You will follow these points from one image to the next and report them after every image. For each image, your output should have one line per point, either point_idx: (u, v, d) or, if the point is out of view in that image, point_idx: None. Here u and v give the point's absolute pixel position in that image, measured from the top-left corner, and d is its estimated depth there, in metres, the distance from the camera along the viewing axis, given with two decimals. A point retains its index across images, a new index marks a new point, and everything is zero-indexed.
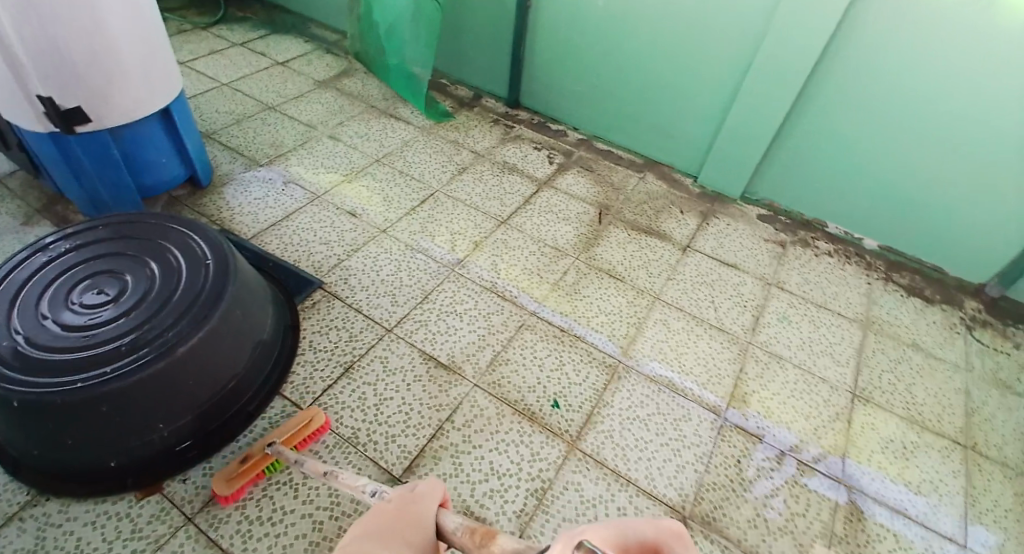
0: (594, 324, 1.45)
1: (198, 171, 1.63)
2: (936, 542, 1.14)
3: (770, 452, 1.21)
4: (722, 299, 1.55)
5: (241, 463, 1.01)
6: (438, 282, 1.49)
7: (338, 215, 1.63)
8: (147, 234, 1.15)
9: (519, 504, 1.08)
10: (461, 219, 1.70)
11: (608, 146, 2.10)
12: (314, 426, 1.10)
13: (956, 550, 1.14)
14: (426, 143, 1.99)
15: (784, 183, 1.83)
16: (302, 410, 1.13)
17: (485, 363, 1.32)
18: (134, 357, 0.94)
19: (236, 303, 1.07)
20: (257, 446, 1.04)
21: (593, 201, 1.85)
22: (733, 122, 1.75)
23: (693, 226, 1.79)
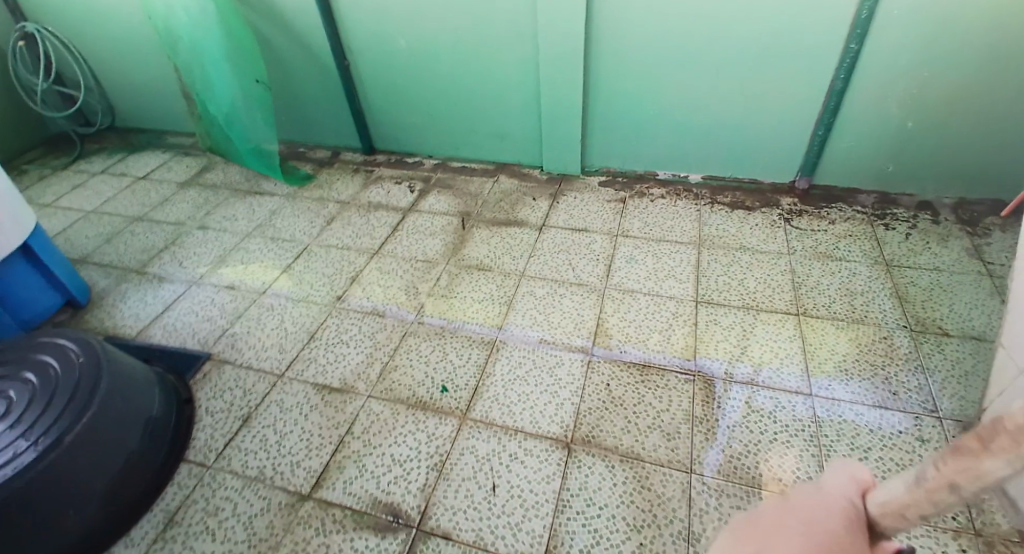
0: (470, 314, 1.61)
1: (75, 294, 1.70)
2: (782, 397, 1.33)
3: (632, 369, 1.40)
4: (577, 259, 1.74)
5: None
6: (323, 321, 1.63)
7: (218, 290, 1.74)
8: (18, 353, 1.24)
9: (422, 480, 1.21)
10: (336, 263, 1.85)
11: (462, 162, 2.30)
12: None
13: (802, 399, 1.33)
14: (294, 207, 2.14)
15: (609, 148, 2.08)
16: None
17: (376, 374, 1.46)
18: (22, 458, 1.03)
19: (116, 386, 1.18)
20: None
21: (454, 211, 2.03)
22: (546, 111, 1.99)
23: (545, 207, 1.98)
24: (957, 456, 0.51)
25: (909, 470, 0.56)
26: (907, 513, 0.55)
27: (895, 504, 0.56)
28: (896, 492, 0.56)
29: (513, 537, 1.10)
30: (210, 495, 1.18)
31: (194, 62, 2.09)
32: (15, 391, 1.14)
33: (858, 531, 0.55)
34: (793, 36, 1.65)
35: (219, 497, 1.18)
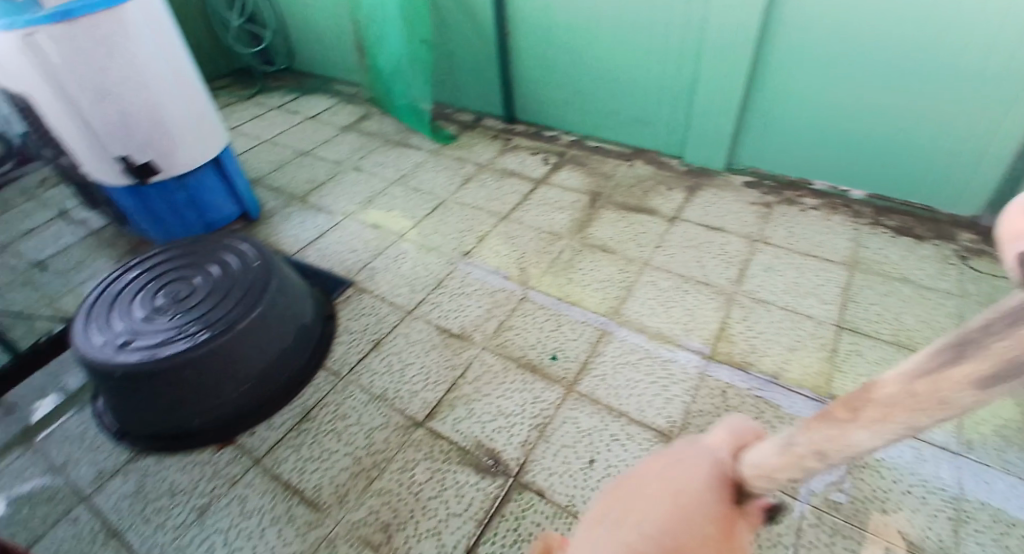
0: (587, 293, 1.59)
1: (249, 207, 1.94)
2: (926, 451, 1.18)
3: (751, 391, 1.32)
4: (708, 258, 1.65)
5: None
6: (450, 271, 1.72)
7: (364, 228, 1.93)
8: (209, 248, 1.49)
9: (524, 436, 1.26)
10: (468, 220, 1.93)
11: (599, 142, 2.26)
12: None
13: (952, 458, 1.17)
14: (437, 163, 2.25)
15: (761, 150, 1.95)
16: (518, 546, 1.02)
17: (492, 330, 1.52)
18: (204, 335, 1.25)
19: (280, 291, 1.37)
20: None
21: (585, 190, 1.98)
22: (701, 103, 1.90)
23: (680, 199, 1.90)
24: (823, 422, 0.44)
25: (778, 433, 0.48)
26: (781, 476, 0.45)
27: (761, 468, 0.47)
28: (766, 456, 0.46)
29: None
30: (341, 402, 1.37)
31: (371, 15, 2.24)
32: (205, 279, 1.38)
33: (717, 501, 0.48)
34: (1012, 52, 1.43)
35: (348, 404, 1.37)
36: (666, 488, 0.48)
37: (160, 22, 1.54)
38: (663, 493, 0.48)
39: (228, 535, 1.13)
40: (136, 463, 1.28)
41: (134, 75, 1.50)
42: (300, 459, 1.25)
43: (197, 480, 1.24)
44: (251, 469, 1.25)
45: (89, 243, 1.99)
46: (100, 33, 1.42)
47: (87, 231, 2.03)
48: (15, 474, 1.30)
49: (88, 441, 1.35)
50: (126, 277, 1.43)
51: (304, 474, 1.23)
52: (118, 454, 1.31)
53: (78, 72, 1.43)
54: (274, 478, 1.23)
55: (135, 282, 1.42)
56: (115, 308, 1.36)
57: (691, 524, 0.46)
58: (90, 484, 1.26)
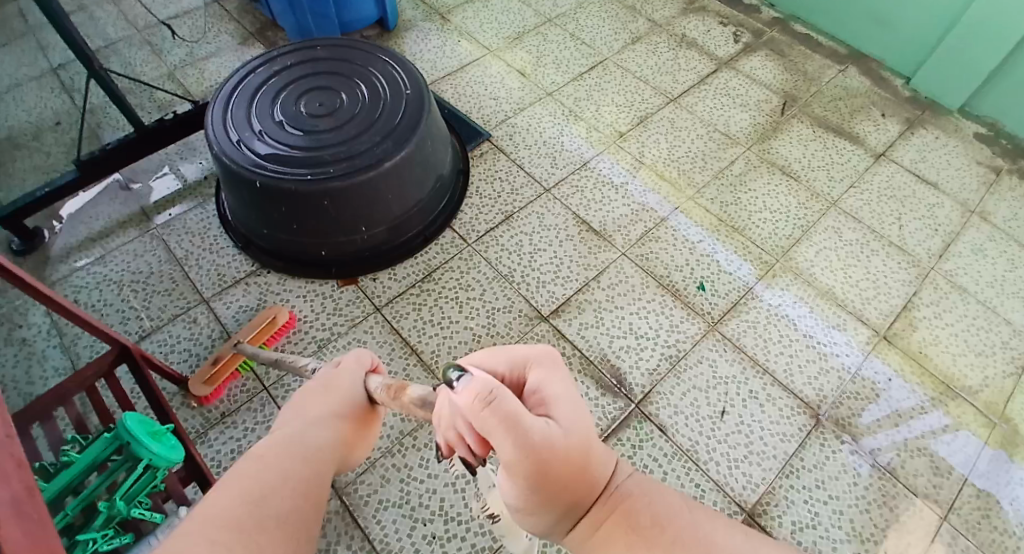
0: (755, 223, 1.36)
1: (388, 14, 1.70)
2: None
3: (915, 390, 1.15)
4: (911, 217, 1.38)
5: (213, 364, 1.10)
6: (597, 153, 1.50)
7: (507, 73, 1.66)
8: (357, 61, 1.32)
9: (653, 364, 1.17)
10: (627, 92, 1.63)
11: (807, 29, 1.81)
12: (279, 325, 1.17)
13: None
14: (601, 7, 1.86)
15: (1016, 95, 1.50)
16: (266, 308, 1.19)
17: (636, 236, 1.35)
18: (349, 164, 1.13)
19: (428, 134, 1.22)
20: (225, 348, 1.12)
21: (777, 88, 1.62)
22: (984, 10, 1.43)
23: (894, 132, 1.54)
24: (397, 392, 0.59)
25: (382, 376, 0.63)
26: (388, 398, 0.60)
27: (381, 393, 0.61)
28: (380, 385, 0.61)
29: (726, 468, 1.05)
30: (466, 270, 1.28)
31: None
32: (351, 99, 1.24)
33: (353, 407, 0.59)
34: None
35: (472, 274, 1.28)
36: (332, 390, 0.60)
37: None
38: (322, 392, 0.60)
39: None
40: (257, 277, 1.28)
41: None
42: (421, 319, 1.22)
43: (317, 311, 1.23)
44: (372, 315, 1.23)
45: (212, 12, 1.80)
46: None
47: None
48: (136, 256, 1.31)
49: (208, 241, 1.34)
50: (265, 70, 1.30)
51: (423, 335, 1.20)
52: (241, 263, 1.30)
53: None
54: (393, 330, 1.20)
55: (273, 80, 1.28)
56: (253, 105, 1.24)
57: (344, 407, 0.58)
58: (211, 287, 1.26)
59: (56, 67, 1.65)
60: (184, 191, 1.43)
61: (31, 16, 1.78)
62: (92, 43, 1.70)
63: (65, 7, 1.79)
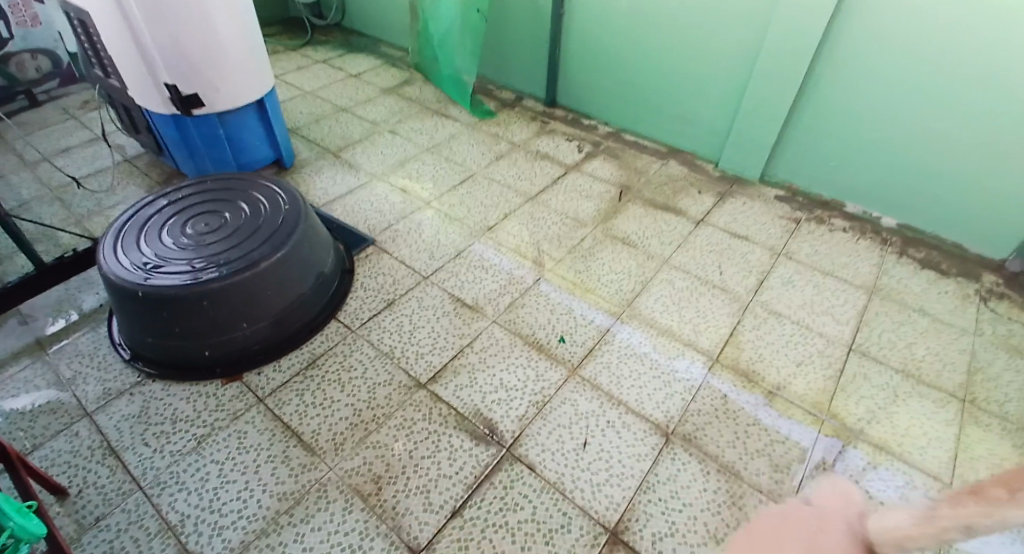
0: (604, 283, 1.59)
1: (283, 154, 1.98)
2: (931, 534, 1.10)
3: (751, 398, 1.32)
4: (729, 264, 1.66)
5: None
6: (470, 244, 1.74)
7: (391, 191, 1.95)
8: (243, 188, 1.54)
9: (521, 411, 1.28)
10: (494, 196, 1.93)
11: (636, 137, 2.25)
12: None
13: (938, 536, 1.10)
14: (471, 136, 2.25)
15: (799, 163, 1.91)
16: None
17: (505, 305, 1.54)
18: (228, 267, 1.28)
19: (305, 238, 1.41)
20: None
21: (615, 182, 1.97)
22: (749, 107, 1.87)
23: (710, 203, 1.89)
24: None
25: None
26: None
27: None
28: None
29: (591, 492, 1.14)
30: (348, 354, 1.40)
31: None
32: (236, 217, 1.43)
33: None
34: None
35: (355, 355, 1.40)
36: None
37: None
38: None
39: (223, 467, 1.15)
40: (142, 387, 1.31)
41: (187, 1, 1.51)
42: (303, 403, 1.28)
43: (198, 409, 1.26)
44: (254, 407, 1.27)
45: (124, 169, 2.04)
46: None
47: (122, 157, 2.09)
48: (23, 383, 1.34)
49: (98, 359, 1.38)
50: (159, 203, 1.49)
51: (304, 418, 1.25)
52: (127, 376, 1.34)
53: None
54: (275, 418, 1.25)
55: (165, 211, 1.47)
56: (144, 231, 1.41)
57: None
58: (96, 401, 1.29)
59: None
60: (81, 318, 1.51)
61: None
62: (4, 203, 1.86)
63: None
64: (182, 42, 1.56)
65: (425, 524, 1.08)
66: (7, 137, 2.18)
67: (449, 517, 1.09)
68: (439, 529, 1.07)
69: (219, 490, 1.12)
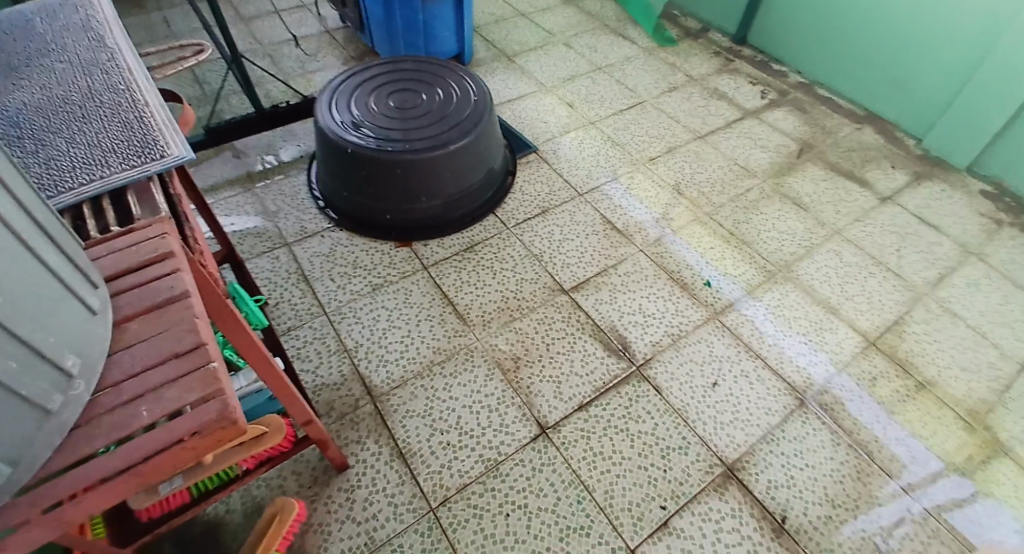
0: (763, 239, 1.53)
1: (465, 50, 2.06)
2: None
3: (899, 389, 1.24)
4: (909, 250, 1.52)
5: None
6: (603, 180, 1.70)
7: (557, 104, 1.98)
8: (438, 73, 1.65)
9: (656, 338, 1.31)
10: (660, 128, 1.88)
11: (830, 94, 2.05)
12: None
13: None
14: (647, 62, 2.17)
15: (1015, 164, 1.66)
16: None
17: (654, 237, 1.54)
18: (422, 144, 1.42)
19: (486, 131, 1.51)
20: None
21: (796, 137, 1.83)
22: (985, 81, 1.62)
23: (902, 181, 1.71)
24: None
25: None
26: None
27: None
28: None
29: (713, 428, 1.16)
30: (501, 248, 1.50)
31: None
32: (431, 99, 1.55)
33: None
34: None
35: (507, 251, 1.49)
36: None
37: None
38: None
39: (391, 314, 1.35)
40: (332, 232, 1.55)
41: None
42: (460, 277, 1.43)
43: (373, 262, 1.47)
44: (418, 272, 1.45)
45: (324, 39, 2.21)
46: None
47: (324, 27, 2.26)
48: (239, 207, 1.61)
49: (297, 201, 1.63)
50: (366, 72, 1.64)
51: (459, 290, 1.40)
52: (319, 221, 1.58)
53: None
54: (434, 284, 1.42)
55: (372, 79, 1.62)
56: (353, 95, 1.57)
57: None
58: (297, 235, 1.53)
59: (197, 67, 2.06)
60: (282, 164, 1.75)
61: (181, 30, 2.25)
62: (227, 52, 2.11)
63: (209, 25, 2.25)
64: None
65: (555, 408, 1.19)
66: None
67: (575, 408, 1.19)
68: (566, 415, 1.17)
69: (386, 331, 1.32)
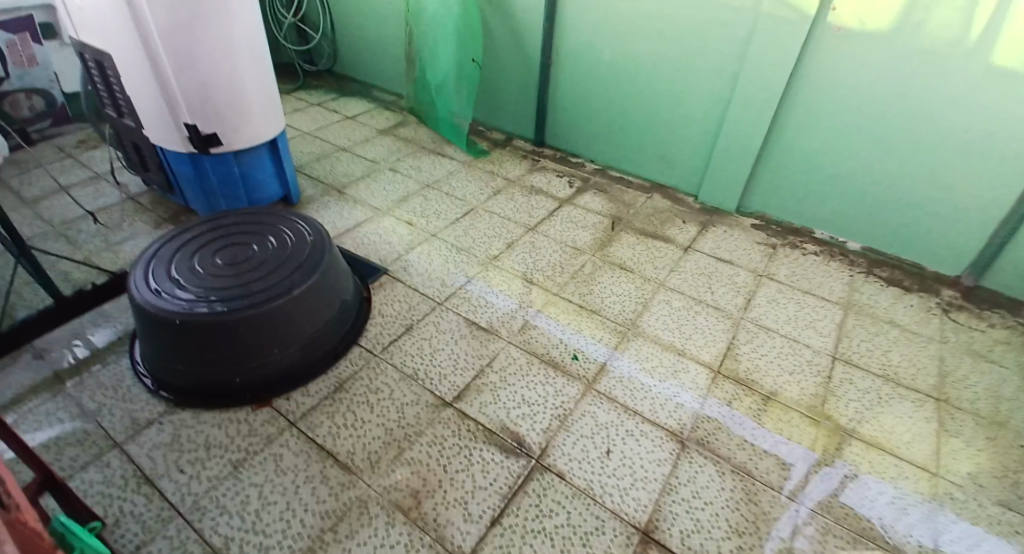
0: (608, 304, 1.71)
1: (290, 190, 2.12)
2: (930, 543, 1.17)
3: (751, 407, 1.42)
4: (718, 285, 1.80)
5: None
6: (466, 281, 1.80)
7: (397, 224, 2.08)
8: (266, 221, 1.65)
9: (545, 423, 1.35)
10: (496, 228, 2.06)
11: (621, 174, 2.43)
12: None
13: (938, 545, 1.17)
14: (468, 173, 2.41)
15: (772, 196, 2.10)
16: None
17: (517, 326, 1.62)
18: (263, 296, 1.38)
19: (330, 267, 1.53)
20: None
21: (606, 213, 2.13)
22: (724, 144, 2.07)
23: (694, 232, 2.06)
24: None
25: None
26: None
27: None
28: None
29: (619, 495, 1.21)
30: (373, 377, 1.46)
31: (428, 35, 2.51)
32: (264, 248, 1.54)
33: None
34: (988, 141, 1.62)
35: (383, 377, 1.46)
36: None
37: (250, 12, 1.73)
38: None
39: (262, 490, 1.21)
40: (170, 416, 1.39)
41: (220, 50, 1.68)
42: (335, 425, 1.34)
43: (232, 435, 1.33)
44: (287, 430, 1.34)
45: (131, 208, 2.12)
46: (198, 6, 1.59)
47: (126, 195, 2.18)
48: (52, 414, 1.41)
49: (122, 391, 1.46)
50: (185, 235, 1.58)
51: (337, 438, 1.31)
52: (153, 406, 1.42)
53: (171, 39, 1.60)
54: (307, 439, 1.31)
55: (194, 240, 1.57)
56: (173, 261, 1.49)
57: None
58: (125, 431, 1.36)
59: None
60: (98, 352, 1.58)
61: None
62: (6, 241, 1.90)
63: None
64: (206, 84, 1.70)
65: (468, 533, 1.14)
66: (6, 176, 2.24)
67: (488, 526, 1.15)
68: (481, 537, 1.13)
69: (261, 511, 1.17)
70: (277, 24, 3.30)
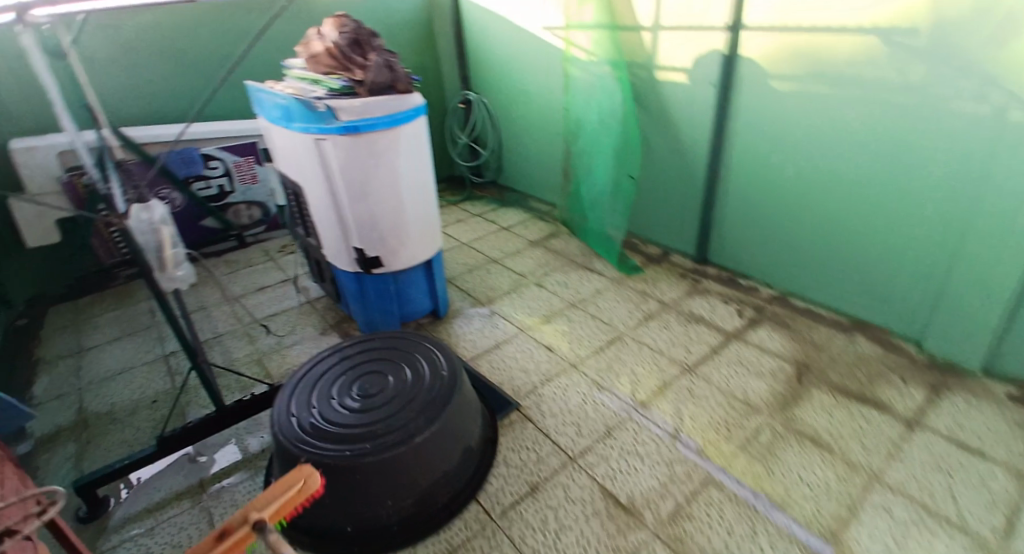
0: (795, 499, 1.30)
1: (439, 305, 2.25)
2: None
3: None
4: (966, 490, 1.29)
5: None
6: (630, 413, 1.60)
7: (537, 347, 1.98)
8: (405, 349, 1.62)
9: None
10: (646, 362, 1.80)
11: (808, 304, 2.02)
12: None
13: None
14: (617, 292, 2.25)
15: None
16: None
17: (666, 514, 1.29)
18: (385, 441, 1.29)
19: (458, 409, 1.41)
20: None
21: (791, 358, 1.76)
22: (959, 283, 1.60)
23: (921, 398, 1.57)
24: None
25: None
26: None
27: None
28: None
29: None
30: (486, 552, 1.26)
31: (583, 154, 2.49)
32: (398, 381, 1.49)
33: None
34: None
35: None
36: None
37: (421, 147, 1.83)
38: None
39: None
40: None
41: (390, 184, 1.80)
42: None
43: None
44: None
45: (305, 314, 2.41)
46: (377, 149, 1.71)
47: (306, 298, 2.54)
48: (184, 527, 1.49)
49: None
50: (332, 359, 1.62)
51: None
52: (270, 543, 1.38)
53: (351, 179, 1.75)
54: None
55: (338, 365, 1.59)
56: (315, 389, 1.51)
57: None
58: None
59: (170, 355, 2.30)
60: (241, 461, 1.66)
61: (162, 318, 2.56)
62: (205, 334, 2.34)
63: (194, 308, 2.48)
64: (376, 215, 1.84)
65: None
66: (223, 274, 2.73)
67: None
68: None
69: None
70: (453, 143, 3.58)
